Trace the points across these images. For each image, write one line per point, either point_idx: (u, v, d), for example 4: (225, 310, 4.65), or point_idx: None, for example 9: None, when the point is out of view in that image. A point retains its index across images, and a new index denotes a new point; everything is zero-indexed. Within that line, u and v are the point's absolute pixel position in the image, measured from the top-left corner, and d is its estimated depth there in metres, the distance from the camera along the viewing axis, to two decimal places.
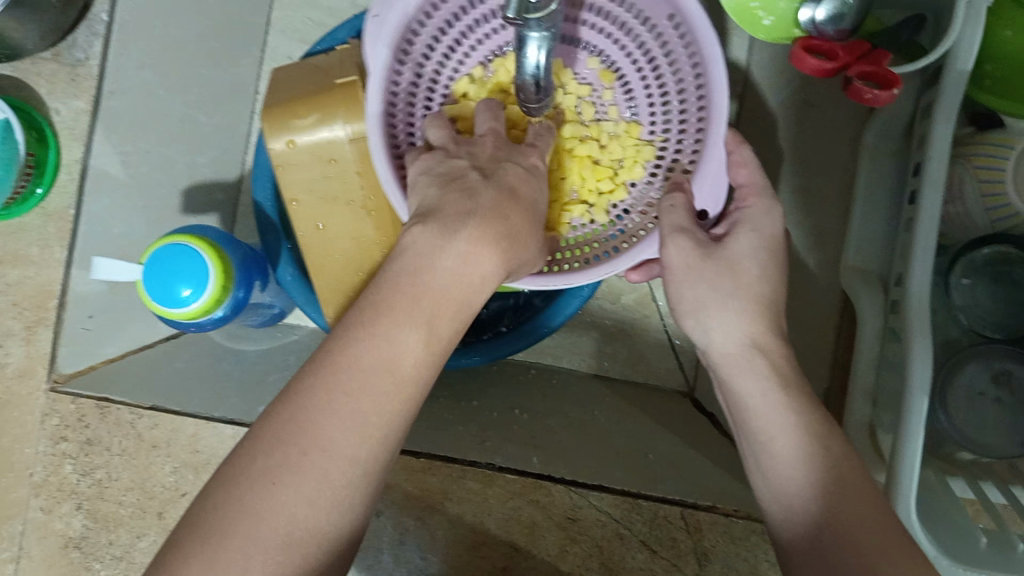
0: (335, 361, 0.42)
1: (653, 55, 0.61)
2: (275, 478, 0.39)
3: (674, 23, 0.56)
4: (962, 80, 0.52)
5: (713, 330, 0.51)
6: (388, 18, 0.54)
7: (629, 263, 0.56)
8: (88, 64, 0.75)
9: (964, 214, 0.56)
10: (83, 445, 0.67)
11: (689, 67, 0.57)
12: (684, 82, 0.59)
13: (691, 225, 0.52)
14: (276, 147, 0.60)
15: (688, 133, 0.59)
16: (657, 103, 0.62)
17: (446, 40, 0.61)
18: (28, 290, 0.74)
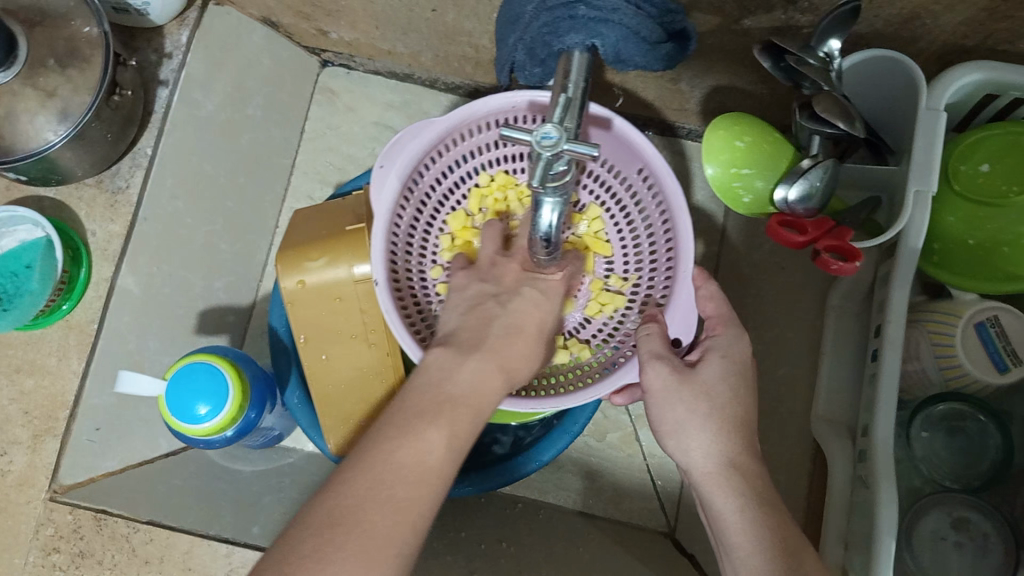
0: (368, 461, 0.47)
1: (625, 205, 0.72)
2: (339, 537, 0.43)
3: (642, 175, 0.69)
4: (914, 256, 0.60)
5: (693, 450, 0.58)
6: (391, 169, 0.63)
7: (611, 387, 0.64)
8: (128, 193, 0.79)
9: (921, 371, 0.62)
10: (75, 557, 0.69)
11: (657, 210, 0.69)
12: (654, 227, 0.70)
13: (667, 352, 0.61)
14: (288, 286, 0.65)
15: (659, 274, 0.70)
16: (629, 245, 0.73)
17: (442, 185, 0.70)
18: (39, 400, 0.75)
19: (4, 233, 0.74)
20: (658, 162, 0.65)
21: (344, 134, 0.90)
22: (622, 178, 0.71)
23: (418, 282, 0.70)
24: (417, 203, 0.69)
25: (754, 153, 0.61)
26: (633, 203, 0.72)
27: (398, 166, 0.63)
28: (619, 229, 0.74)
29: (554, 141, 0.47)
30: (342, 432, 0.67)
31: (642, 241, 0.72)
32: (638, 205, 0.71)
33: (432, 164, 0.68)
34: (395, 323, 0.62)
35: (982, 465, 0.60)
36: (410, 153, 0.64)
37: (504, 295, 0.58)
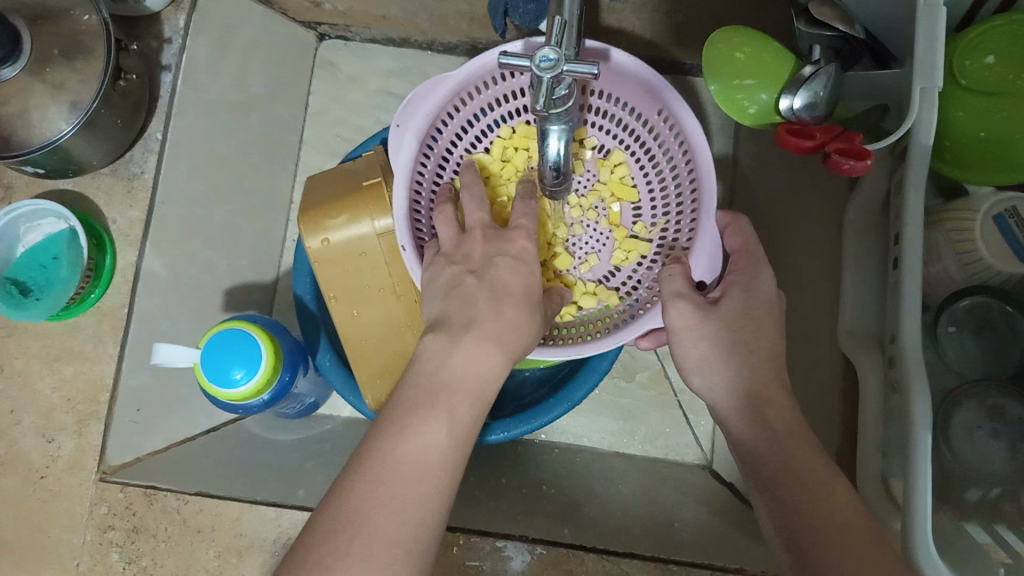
0: (372, 462, 0.47)
1: (648, 146, 0.69)
2: (347, 543, 0.44)
3: (662, 117, 0.65)
4: (925, 152, 0.60)
5: (716, 387, 0.58)
6: (406, 128, 0.64)
7: (636, 332, 0.63)
8: (143, 177, 0.81)
9: (945, 272, 0.62)
10: (130, 532, 0.70)
11: (678, 149, 0.65)
12: (677, 166, 0.67)
13: (689, 291, 0.59)
14: (313, 245, 0.66)
15: (684, 216, 0.67)
16: (656, 189, 0.70)
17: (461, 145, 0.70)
18: (80, 385, 0.77)
19: (31, 228, 0.76)
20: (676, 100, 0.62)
21: (351, 106, 0.90)
22: (644, 119, 0.68)
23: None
24: (438, 163, 0.68)
25: (755, 63, 0.61)
26: (657, 145, 0.68)
27: (416, 120, 0.63)
28: (645, 173, 0.71)
29: (553, 63, 0.48)
30: (377, 387, 0.69)
31: (668, 184, 0.68)
32: (662, 149, 0.68)
33: (448, 122, 0.67)
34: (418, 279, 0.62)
35: (1012, 353, 0.61)
36: (428, 107, 0.63)
37: (481, 264, 0.57)
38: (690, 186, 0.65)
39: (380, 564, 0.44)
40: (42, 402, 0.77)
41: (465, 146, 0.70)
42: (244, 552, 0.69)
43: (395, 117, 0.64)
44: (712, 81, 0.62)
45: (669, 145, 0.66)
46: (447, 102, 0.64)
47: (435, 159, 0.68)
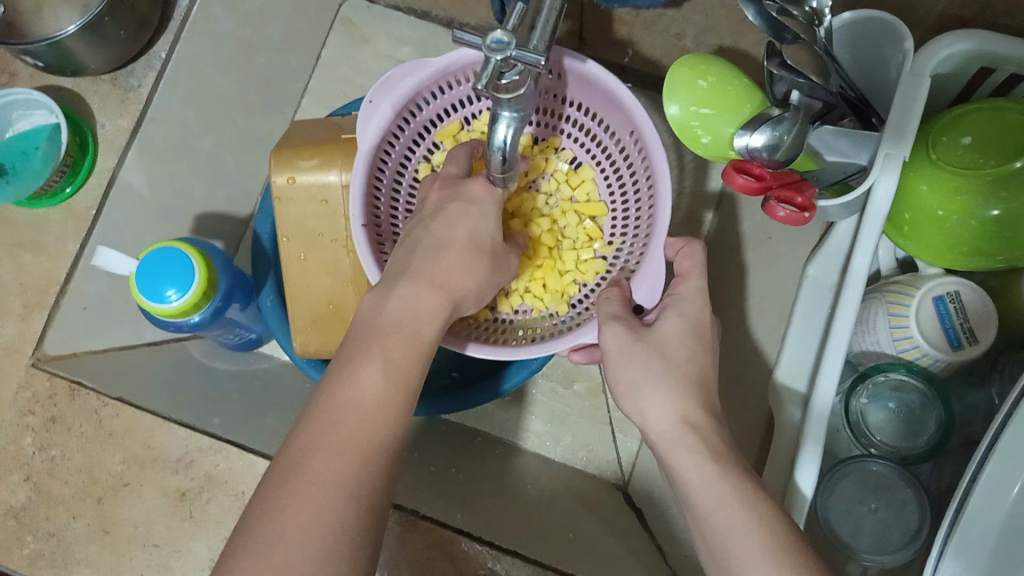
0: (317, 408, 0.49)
1: (615, 160, 0.69)
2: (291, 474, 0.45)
3: (632, 138, 0.64)
4: (880, 219, 0.59)
5: (648, 406, 0.54)
6: (379, 105, 0.63)
7: (567, 345, 0.62)
8: (139, 91, 0.84)
9: (877, 345, 0.62)
10: (47, 421, 0.73)
11: (642, 167, 0.64)
12: (638, 183, 0.66)
13: (625, 313, 0.58)
14: (278, 181, 0.67)
15: (638, 239, 0.66)
16: (619, 207, 0.70)
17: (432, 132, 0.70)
18: (34, 276, 0.80)
19: (23, 117, 0.80)
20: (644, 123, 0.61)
21: (360, 67, 0.87)
22: (615, 137, 0.67)
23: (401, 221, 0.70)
24: (406, 145, 0.68)
25: (718, 94, 0.61)
26: (625, 166, 0.68)
27: (397, 92, 0.63)
28: (611, 191, 0.71)
29: (503, 46, 0.48)
30: (307, 335, 0.70)
31: (629, 206, 0.68)
32: (629, 169, 0.67)
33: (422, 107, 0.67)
34: (365, 255, 0.62)
35: (922, 437, 0.60)
36: (409, 85, 0.63)
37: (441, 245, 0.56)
38: (648, 212, 0.64)
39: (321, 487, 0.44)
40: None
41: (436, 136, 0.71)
42: (148, 463, 0.72)
43: (369, 89, 0.62)
44: (673, 102, 0.63)
45: (636, 170, 0.66)
46: (426, 86, 0.64)
47: (406, 138, 0.68)
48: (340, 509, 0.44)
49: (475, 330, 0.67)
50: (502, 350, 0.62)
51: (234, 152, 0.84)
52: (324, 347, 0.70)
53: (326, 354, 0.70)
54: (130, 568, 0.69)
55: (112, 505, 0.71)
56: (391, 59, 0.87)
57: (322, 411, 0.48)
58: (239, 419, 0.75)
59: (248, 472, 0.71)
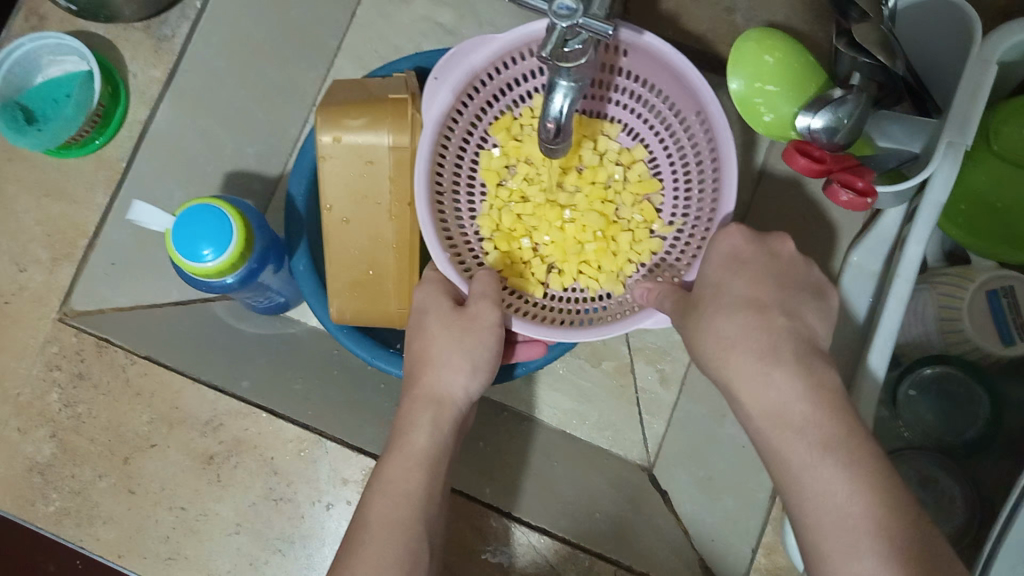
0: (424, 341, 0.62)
1: (674, 131, 0.67)
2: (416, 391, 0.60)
3: (700, 119, 0.62)
4: (935, 210, 0.58)
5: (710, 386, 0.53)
6: (436, 94, 0.61)
7: (625, 329, 0.59)
8: (172, 41, 0.81)
9: (923, 336, 0.62)
10: (74, 377, 0.72)
11: (704, 142, 0.63)
12: (700, 155, 0.65)
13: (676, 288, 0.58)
14: (324, 140, 0.65)
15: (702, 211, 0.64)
16: (680, 179, 0.68)
17: (493, 111, 0.68)
18: (61, 226, 0.77)
19: (55, 63, 0.78)
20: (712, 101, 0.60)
21: (395, 26, 0.85)
22: (678, 112, 0.66)
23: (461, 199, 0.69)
24: (467, 127, 0.67)
25: (784, 70, 0.60)
26: (689, 146, 0.66)
27: (451, 80, 0.61)
28: (671, 162, 0.69)
29: (570, 12, 0.45)
30: (344, 299, 0.69)
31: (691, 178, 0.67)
32: (694, 152, 0.66)
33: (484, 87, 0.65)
34: (426, 241, 0.62)
35: (966, 433, 0.60)
36: (462, 69, 0.61)
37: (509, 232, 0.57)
38: (711, 184, 0.63)
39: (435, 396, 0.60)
40: (22, 232, 0.77)
41: (497, 111, 0.69)
42: (176, 424, 0.71)
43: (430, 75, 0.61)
44: (735, 78, 0.61)
45: (701, 155, 0.65)
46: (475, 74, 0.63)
47: (466, 120, 0.66)
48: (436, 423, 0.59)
49: (535, 309, 0.67)
50: (551, 331, 0.61)
51: (267, 111, 0.83)
52: (362, 313, 0.70)
53: (362, 319, 0.70)
54: (155, 528, 0.69)
55: (139, 464, 0.71)
56: (428, 20, 0.85)
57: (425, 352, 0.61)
58: (269, 382, 0.75)
59: (277, 437, 0.71)
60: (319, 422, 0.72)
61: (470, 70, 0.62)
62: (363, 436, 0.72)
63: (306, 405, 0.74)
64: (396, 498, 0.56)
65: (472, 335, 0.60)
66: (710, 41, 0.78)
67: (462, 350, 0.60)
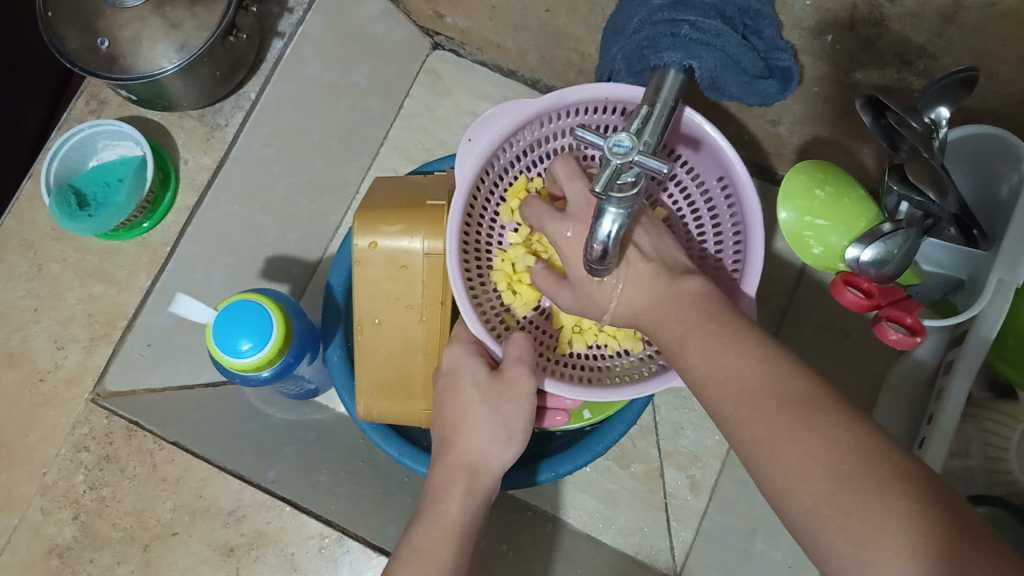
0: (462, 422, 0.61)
1: (691, 196, 0.68)
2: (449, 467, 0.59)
3: (720, 183, 0.64)
4: (983, 346, 0.58)
5: None
6: (477, 143, 0.63)
7: (649, 388, 0.59)
8: (223, 130, 0.83)
9: (969, 470, 0.61)
10: (101, 460, 0.72)
11: (728, 212, 0.65)
12: (721, 223, 0.66)
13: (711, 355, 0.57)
14: (360, 244, 0.65)
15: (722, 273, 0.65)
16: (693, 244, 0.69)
17: (522, 164, 0.70)
18: (103, 305, 0.79)
19: (109, 146, 0.81)
20: (742, 171, 0.61)
21: (439, 118, 0.90)
22: (699, 179, 0.67)
23: (484, 252, 0.69)
24: (494, 179, 0.68)
25: (836, 205, 0.60)
26: (707, 212, 0.67)
27: (488, 140, 0.62)
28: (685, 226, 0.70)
29: (626, 150, 0.46)
30: (372, 398, 0.69)
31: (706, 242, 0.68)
32: (710, 216, 0.67)
33: (517, 142, 0.67)
34: (457, 287, 0.61)
35: None
36: (501, 129, 0.62)
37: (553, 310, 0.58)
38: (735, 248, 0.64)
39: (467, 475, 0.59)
40: (64, 310, 0.78)
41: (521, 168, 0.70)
42: (199, 513, 0.70)
43: (469, 130, 0.62)
44: (785, 208, 0.61)
45: (722, 224, 0.66)
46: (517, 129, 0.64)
47: (495, 173, 0.67)
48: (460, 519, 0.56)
49: (557, 364, 0.67)
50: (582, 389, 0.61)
51: (311, 199, 0.86)
52: (389, 412, 0.69)
53: (389, 419, 0.69)
54: None
55: (158, 553, 0.70)
56: (472, 114, 0.90)
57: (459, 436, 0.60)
58: (293, 474, 0.74)
59: (299, 532, 0.70)
60: (341, 518, 0.71)
61: (510, 130, 0.63)
62: (387, 534, 0.71)
63: (330, 498, 0.73)
64: (426, 572, 0.53)
65: (511, 402, 0.60)
66: None
67: (500, 420, 0.60)
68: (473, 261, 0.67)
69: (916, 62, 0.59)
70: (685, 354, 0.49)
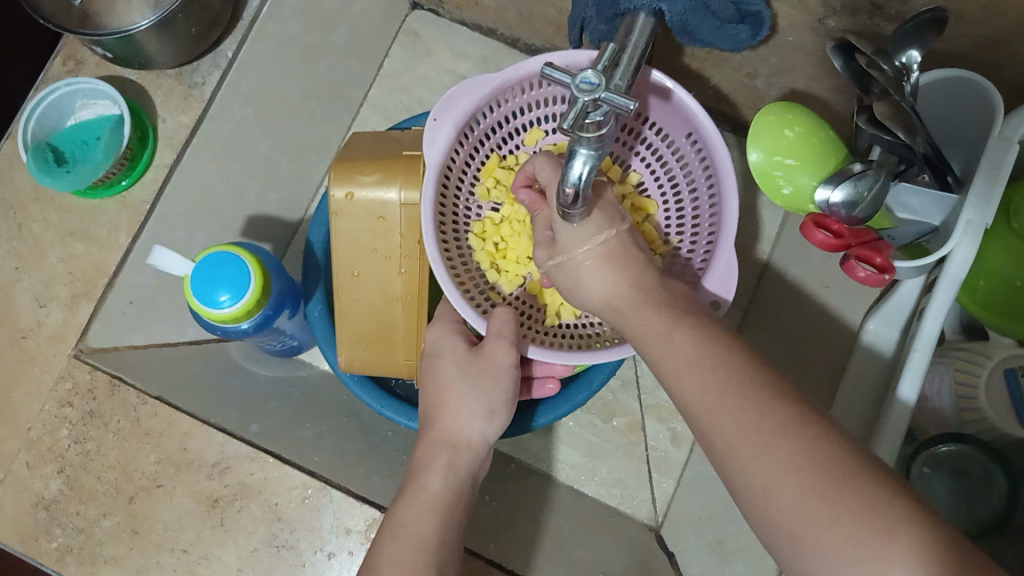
0: (446, 389, 0.61)
1: (668, 165, 0.68)
2: (433, 427, 0.60)
3: (692, 144, 0.64)
4: (953, 286, 0.57)
5: None
6: (444, 122, 0.61)
7: (615, 353, 0.60)
8: (201, 89, 0.84)
9: (940, 411, 0.62)
10: (85, 414, 0.72)
11: (704, 181, 0.64)
12: (698, 190, 0.65)
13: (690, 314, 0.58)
14: (337, 195, 0.65)
15: (700, 241, 0.65)
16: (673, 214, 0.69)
17: (496, 137, 0.69)
18: (85, 264, 0.79)
19: (86, 106, 0.80)
20: (710, 129, 0.60)
21: (420, 80, 0.88)
22: (673, 146, 0.66)
23: (461, 223, 0.69)
24: (470, 152, 0.67)
25: (804, 145, 0.61)
26: (684, 178, 0.67)
27: (452, 120, 0.62)
28: (664, 196, 0.69)
29: (593, 87, 0.46)
30: (354, 350, 0.69)
31: (686, 212, 0.67)
32: (686, 179, 0.66)
33: (489, 114, 0.66)
34: (435, 265, 0.61)
35: (983, 514, 0.59)
36: (464, 108, 0.62)
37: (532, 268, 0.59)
38: (710, 217, 0.63)
39: (449, 431, 0.60)
40: (46, 270, 0.79)
41: (494, 143, 0.69)
42: (183, 466, 0.71)
43: (433, 109, 0.61)
44: (755, 149, 0.63)
45: (697, 186, 0.65)
46: (484, 103, 0.63)
47: (467, 149, 0.66)
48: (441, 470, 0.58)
49: (547, 337, 0.68)
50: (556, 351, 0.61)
51: (292, 159, 0.85)
52: (372, 363, 0.70)
53: (370, 372, 0.70)
54: (157, 570, 0.69)
55: (143, 505, 0.70)
56: (452, 74, 0.87)
57: (444, 397, 0.61)
58: (277, 427, 0.75)
59: (283, 484, 0.71)
60: (325, 470, 0.72)
61: (473, 107, 0.62)
62: (371, 485, 0.72)
63: (313, 451, 0.74)
64: (410, 545, 0.53)
65: (489, 376, 0.61)
66: None
67: (480, 395, 0.61)
68: (450, 235, 0.67)
69: (886, 7, 0.56)
70: (653, 299, 0.51)
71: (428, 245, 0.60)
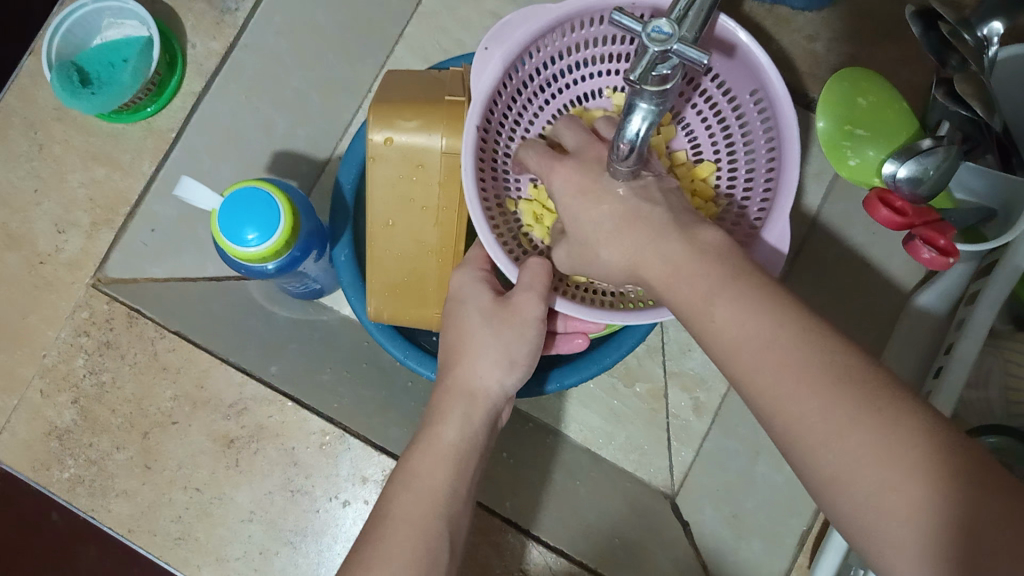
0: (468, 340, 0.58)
1: (726, 121, 0.64)
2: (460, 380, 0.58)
3: (753, 98, 0.60)
4: (1014, 276, 0.57)
5: None
6: (494, 53, 0.58)
7: (648, 319, 0.56)
8: (235, 14, 0.80)
9: (983, 401, 0.60)
10: (101, 345, 0.71)
11: (764, 139, 0.60)
12: (755, 152, 0.62)
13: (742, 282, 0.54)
14: (375, 140, 0.62)
15: (755, 194, 0.61)
16: (726, 171, 0.66)
17: (543, 78, 0.66)
18: (105, 191, 0.77)
19: (113, 25, 0.77)
20: (779, 86, 0.56)
21: (459, 19, 0.82)
22: (733, 100, 0.63)
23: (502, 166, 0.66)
24: (516, 91, 0.64)
25: (877, 115, 0.63)
26: (740, 134, 0.64)
27: (505, 49, 0.58)
28: (718, 154, 0.66)
29: (665, 38, 0.40)
30: (383, 299, 0.67)
31: (738, 169, 0.64)
32: (744, 135, 0.63)
33: (538, 52, 0.62)
34: (472, 206, 0.57)
35: None
36: (519, 38, 0.58)
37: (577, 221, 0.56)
38: (766, 177, 0.60)
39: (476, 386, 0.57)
40: (66, 194, 0.76)
41: (542, 84, 0.66)
42: (200, 404, 0.70)
43: (485, 38, 0.58)
44: (825, 117, 0.64)
45: (755, 140, 0.62)
46: (539, 36, 0.59)
47: (514, 88, 0.63)
48: (470, 422, 0.56)
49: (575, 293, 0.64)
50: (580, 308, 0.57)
51: (323, 95, 0.81)
52: (399, 313, 0.68)
53: (399, 321, 0.68)
54: (169, 507, 0.68)
55: (158, 440, 0.70)
56: (493, 17, 0.82)
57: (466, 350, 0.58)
58: (297, 369, 0.73)
59: (301, 428, 0.70)
60: (344, 416, 0.72)
61: (529, 38, 0.59)
62: (390, 434, 0.71)
63: (333, 397, 0.72)
64: (433, 498, 0.52)
65: (513, 329, 0.57)
66: (786, 67, 0.74)
67: (506, 347, 0.57)
68: (489, 176, 0.63)
69: None
70: None
71: (467, 183, 0.56)
